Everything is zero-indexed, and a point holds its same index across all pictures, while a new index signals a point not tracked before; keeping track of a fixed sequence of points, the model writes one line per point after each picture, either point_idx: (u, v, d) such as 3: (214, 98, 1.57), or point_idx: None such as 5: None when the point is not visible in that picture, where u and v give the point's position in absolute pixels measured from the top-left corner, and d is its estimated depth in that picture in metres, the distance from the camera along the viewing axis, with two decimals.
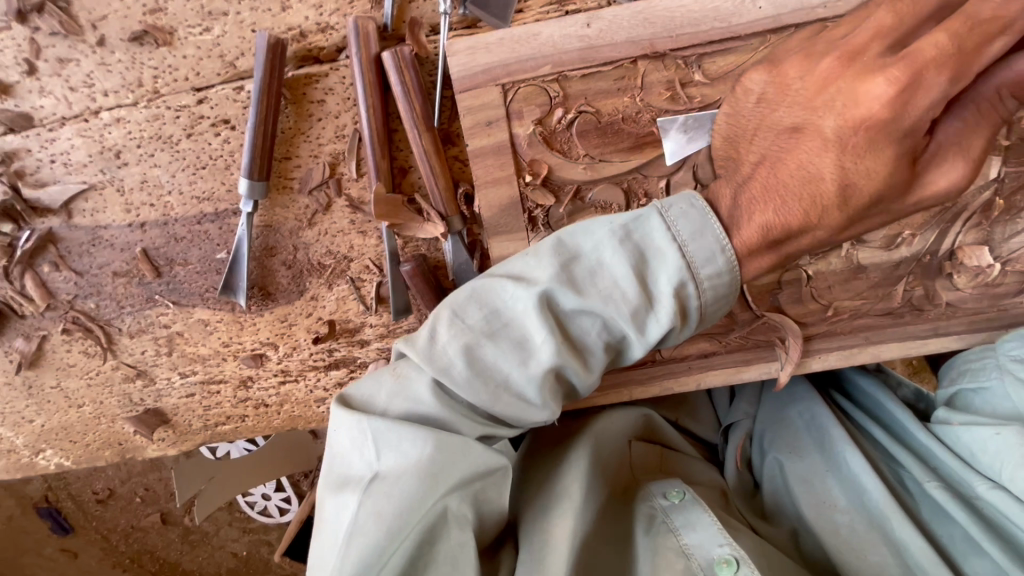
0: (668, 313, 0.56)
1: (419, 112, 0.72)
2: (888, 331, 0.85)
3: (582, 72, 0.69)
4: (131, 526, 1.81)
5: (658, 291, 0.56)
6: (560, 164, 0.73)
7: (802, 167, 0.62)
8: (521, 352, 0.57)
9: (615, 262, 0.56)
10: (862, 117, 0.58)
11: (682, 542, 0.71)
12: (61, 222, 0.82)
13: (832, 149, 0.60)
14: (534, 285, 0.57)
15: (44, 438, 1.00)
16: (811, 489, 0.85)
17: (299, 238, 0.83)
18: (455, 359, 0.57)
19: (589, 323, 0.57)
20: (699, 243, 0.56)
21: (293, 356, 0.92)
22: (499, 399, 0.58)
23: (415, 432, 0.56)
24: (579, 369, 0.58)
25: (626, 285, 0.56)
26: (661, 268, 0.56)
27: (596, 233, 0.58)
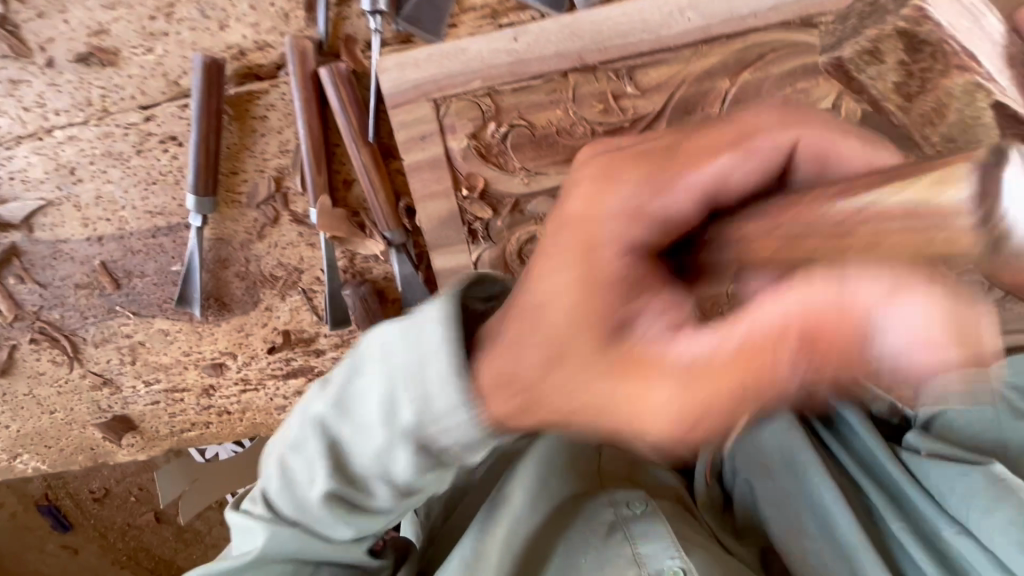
0: (450, 442, 0.45)
1: (355, 128, 0.73)
2: None
3: (512, 86, 0.69)
4: (127, 524, 1.87)
5: (434, 417, 0.44)
6: (496, 177, 0.73)
7: (553, 337, 0.40)
8: (307, 472, 0.49)
9: (385, 381, 0.44)
10: (654, 238, 0.42)
11: (634, 550, 0.62)
12: (23, 236, 0.85)
13: (613, 298, 0.40)
14: (312, 411, 0.49)
15: (20, 443, 1.03)
16: (782, 513, 0.67)
17: (251, 251, 0.85)
18: (257, 479, 0.54)
19: (371, 458, 0.48)
20: (404, 360, 0.43)
21: (252, 365, 0.94)
22: (300, 517, 0.51)
23: (235, 531, 0.55)
24: (369, 491, 0.50)
25: (400, 409, 0.44)
26: (433, 394, 0.42)
27: (372, 346, 0.46)
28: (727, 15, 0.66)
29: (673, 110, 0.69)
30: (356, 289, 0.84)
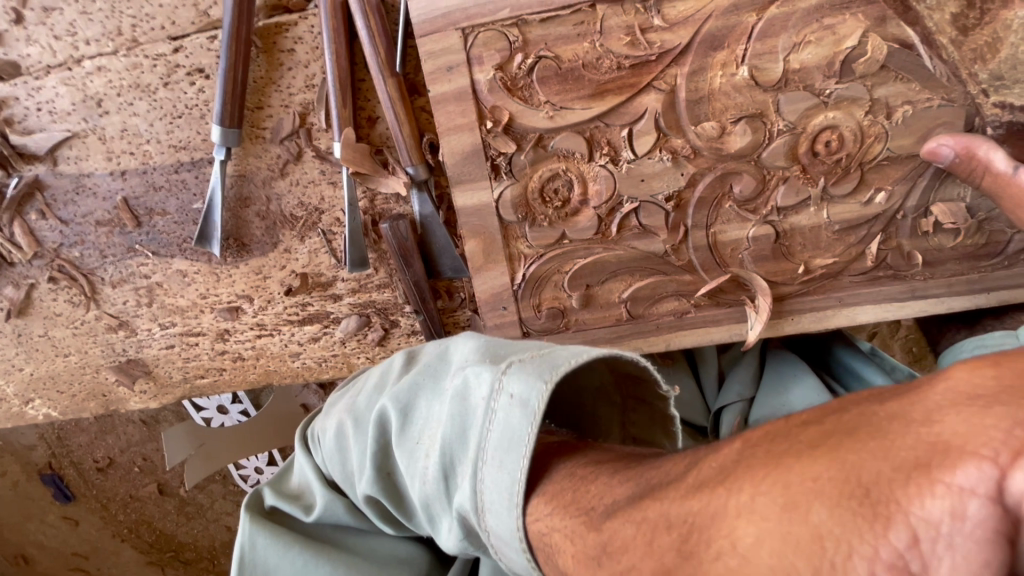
0: (506, 533, 0.42)
1: (383, 58, 0.73)
2: (863, 293, 0.83)
3: (541, 16, 0.69)
4: (130, 496, 1.86)
5: (509, 497, 0.42)
6: (521, 111, 0.73)
7: (741, 537, 0.28)
8: (360, 462, 0.54)
9: (455, 428, 0.47)
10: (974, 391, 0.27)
11: None
12: (47, 169, 0.86)
13: (884, 471, 0.26)
14: (438, 386, 0.52)
15: (33, 388, 1.03)
16: None
17: (272, 189, 0.85)
18: (354, 418, 0.57)
19: (436, 483, 0.47)
20: (511, 425, 0.43)
21: (268, 310, 0.94)
22: (344, 487, 0.58)
23: (324, 454, 0.59)
24: (401, 514, 0.53)
25: (485, 460, 0.44)
26: (492, 482, 0.43)
27: (503, 371, 0.46)
28: None
29: (699, 44, 0.70)
30: (395, 223, 0.82)
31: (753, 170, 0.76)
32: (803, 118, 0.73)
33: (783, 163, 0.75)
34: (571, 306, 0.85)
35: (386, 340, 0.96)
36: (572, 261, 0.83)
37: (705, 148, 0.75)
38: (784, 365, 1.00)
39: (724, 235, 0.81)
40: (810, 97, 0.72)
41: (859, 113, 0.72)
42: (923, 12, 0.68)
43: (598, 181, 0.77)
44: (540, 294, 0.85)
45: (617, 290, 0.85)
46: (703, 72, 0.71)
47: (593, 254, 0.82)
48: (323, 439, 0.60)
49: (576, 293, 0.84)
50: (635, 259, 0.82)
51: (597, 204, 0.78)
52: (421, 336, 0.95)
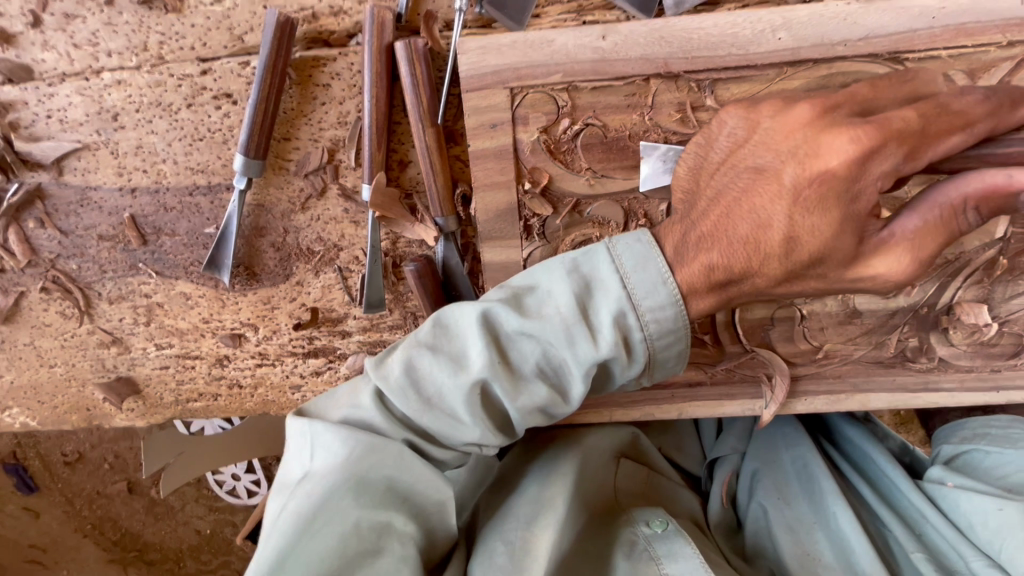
0: (647, 326, 0.60)
1: (425, 107, 0.71)
2: (878, 380, 0.83)
3: (593, 84, 0.67)
4: (96, 493, 1.80)
5: (640, 304, 0.60)
6: (561, 175, 0.72)
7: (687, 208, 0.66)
8: (473, 354, 0.61)
9: (579, 287, 0.61)
10: (788, 146, 0.60)
11: (663, 571, 0.74)
12: (50, 178, 0.81)
13: (756, 201, 0.61)
14: (529, 290, 0.63)
15: (12, 395, 0.99)
16: (794, 537, 0.86)
17: (291, 221, 0.82)
18: (440, 342, 0.63)
19: (574, 328, 0.60)
20: (640, 276, 0.60)
21: (272, 340, 0.91)
22: (430, 402, 0.62)
23: (400, 391, 0.62)
24: (520, 384, 0.62)
25: (617, 290, 0.60)
26: (638, 287, 0.60)
27: (594, 248, 0.62)
28: (820, 38, 0.65)
29: None
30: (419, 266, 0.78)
31: None
32: None
33: None
34: None
35: None
36: None
37: None
38: (777, 421, 1.02)
39: (749, 313, 0.80)
40: None
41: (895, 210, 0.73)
42: None
43: None
44: None
45: None
46: None
47: None
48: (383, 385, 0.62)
49: None
50: None
51: None
52: None
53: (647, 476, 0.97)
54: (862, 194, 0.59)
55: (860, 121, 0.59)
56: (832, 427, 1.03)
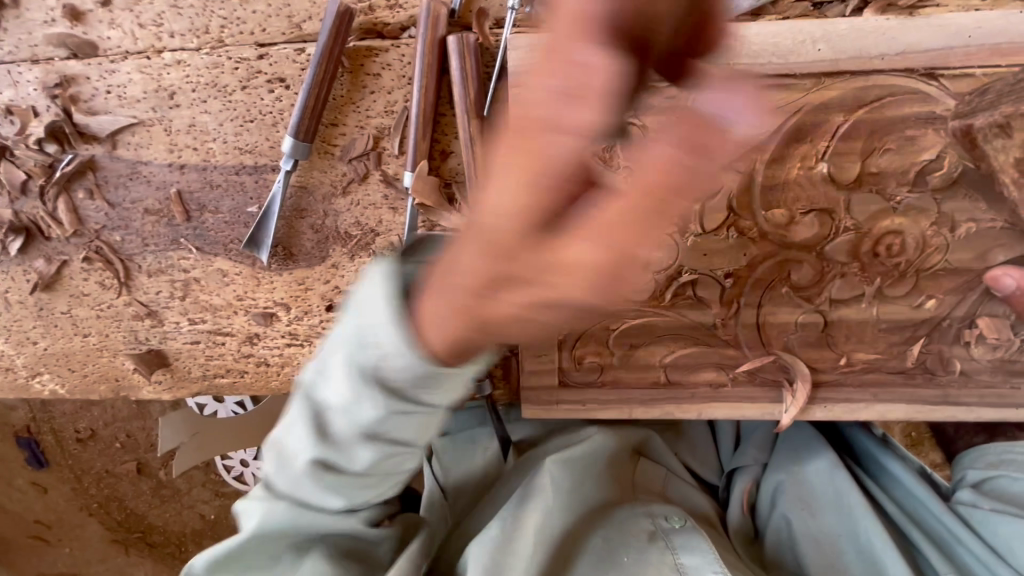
0: (429, 393, 0.57)
1: (471, 99, 0.74)
2: (898, 391, 0.84)
3: (636, 85, 0.70)
4: (105, 471, 1.82)
5: (413, 374, 0.55)
6: (599, 172, 0.74)
7: (476, 274, 0.46)
8: (300, 439, 0.64)
9: (354, 362, 0.57)
10: (544, 183, 0.40)
11: (679, 561, 0.83)
12: (104, 151, 0.84)
13: (542, 271, 0.43)
14: (318, 367, 0.62)
15: (44, 362, 1.01)
16: (819, 546, 0.92)
17: (331, 205, 0.85)
18: (285, 425, 0.66)
19: (363, 409, 0.59)
20: (399, 338, 0.54)
21: (303, 320, 0.93)
22: (336, 470, 0.66)
23: (279, 463, 0.67)
24: (347, 456, 0.64)
25: (395, 366, 0.55)
26: (399, 355, 0.54)
27: (362, 297, 0.56)
28: (859, 51, 0.67)
29: (784, 135, 0.71)
30: None
31: (814, 260, 0.77)
32: (870, 220, 0.75)
33: (844, 258, 0.77)
34: (610, 363, 0.86)
35: None
36: (622, 320, 0.83)
37: (771, 233, 0.76)
38: (798, 430, 1.02)
39: (773, 317, 0.81)
40: (881, 201, 0.74)
41: (926, 223, 0.74)
42: None
43: (662, 249, 0.78)
44: (582, 348, 0.86)
45: (658, 354, 0.85)
46: (782, 162, 0.73)
47: (643, 316, 0.83)
48: (286, 446, 0.66)
49: (619, 350, 0.86)
50: (683, 327, 0.83)
51: (657, 269, 0.79)
52: None
53: (664, 478, 1.01)
54: (624, 271, 0.42)
55: (664, 143, 0.37)
56: (856, 441, 1.02)
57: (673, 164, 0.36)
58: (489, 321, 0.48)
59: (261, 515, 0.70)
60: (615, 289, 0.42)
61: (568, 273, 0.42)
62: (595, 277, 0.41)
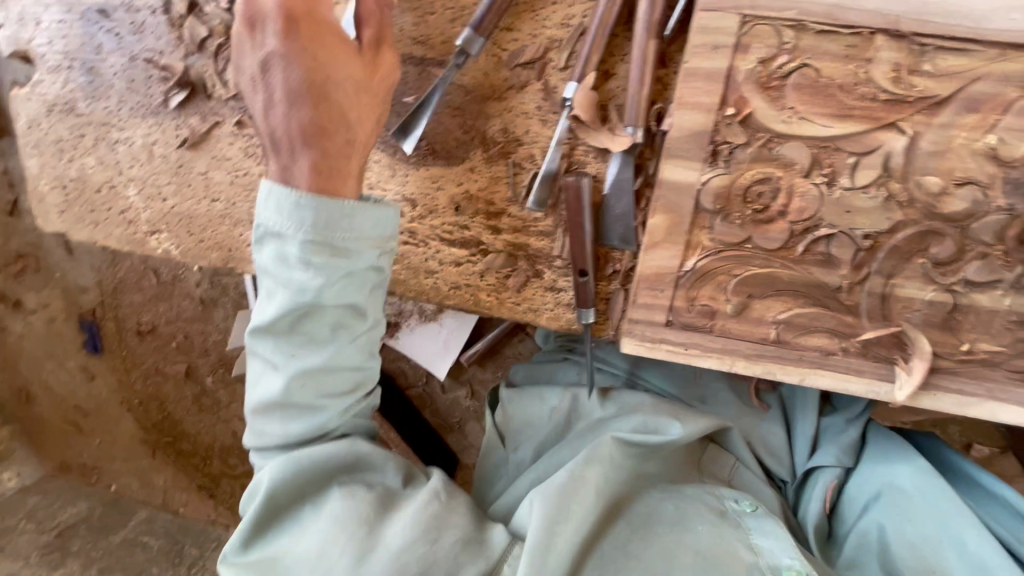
0: (291, 224, 0.75)
1: (654, 19, 0.76)
2: (1014, 390, 0.83)
3: (820, 28, 0.72)
4: (155, 369, 1.86)
5: (323, 223, 0.75)
6: (763, 109, 0.76)
7: (351, 117, 0.81)
8: (299, 314, 0.78)
9: (291, 241, 0.75)
10: (343, 77, 0.79)
11: (752, 540, 0.82)
12: None
13: (347, 118, 0.81)
14: (292, 255, 0.75)
15: (167, 220, 1.05)
16: (917, 555, 0.88)
17: (485, 108, 0.89)
18: (277, 322, 0.78)
19: (304, 266, 0.75)
20: (275, 208, 0.75)
21: (425, 220, 0.96)
22: (320, 308, 0.78)
23: (280, 361, 0.80)
24: (349, 313, 0.79)
25: (298, 224, 0.75)
26: (272, 216, 0.76)
27: (269, 199, 0.76)
28: None
29: (957, 101, 0.72)
30: (579, 179, 0.85)
31: (957, 236, 0.77)
32: None
33: (989, 239, 0.76)
34: (724, 310, 0.87)
35: (524, 286, 0.96)
36: (746, 267, 0.84)
37: (919, 201, 0.77)
38: (884, 438, 1.01)
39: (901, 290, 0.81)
40: None
41: None
42: None
43: (804, 198, 0.79)
44: (699, 289, 0.86)
45: (774, 310, 0.86)
46: (949, 128, 0.73)
47: (770, 266, 0.83)
48: (272, 318, 0.78)
49: (736, 299, 0.86)
50: (807, 284, 0.83)
51: (795, 219, 0.80)
52: (559, 294, 0.96)
53: (733, 467, 1.03)
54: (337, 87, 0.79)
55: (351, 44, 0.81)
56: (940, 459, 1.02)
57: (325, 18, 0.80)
58: (352, 136, 0.82)
59: (296, 376, 0.79)
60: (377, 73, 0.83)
61: (376, 88, 0.83)
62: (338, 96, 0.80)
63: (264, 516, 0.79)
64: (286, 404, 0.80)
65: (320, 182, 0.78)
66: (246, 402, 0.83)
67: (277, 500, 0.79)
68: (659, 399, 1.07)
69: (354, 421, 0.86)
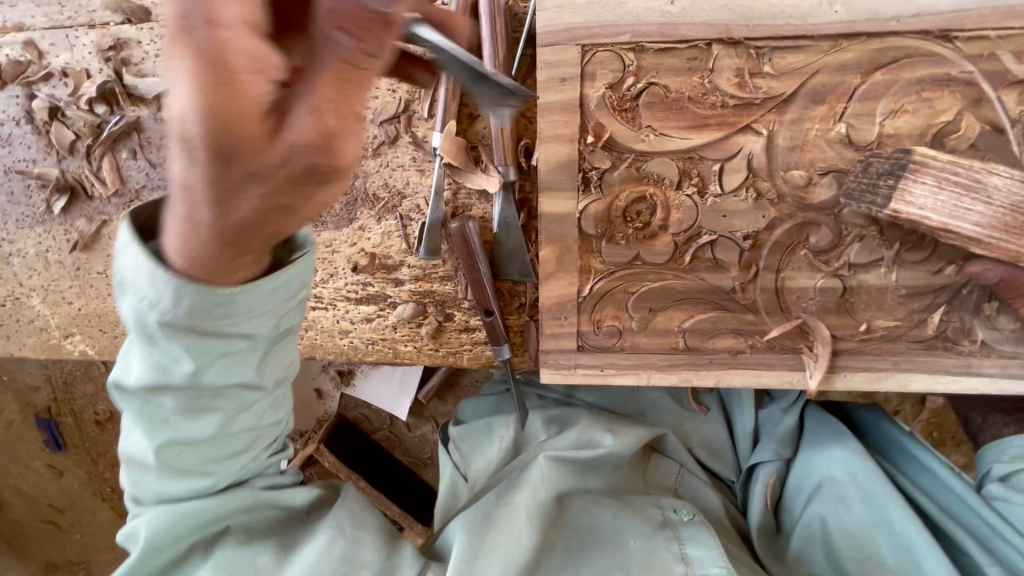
0: (162, 303, 0.50)
1: (500, 60, 0.77)
2: (918, 360, 0.84)
3: (657, 46, 0.73)
4: (121, 455, 1.83)
5: (202, 305, 0.51)
6: (621, 131, 0.76)
7: (280, 229, 0.49)
8: (191, 391, 0.58)
9: (151, 318, 0.51)
10: (249, 173, 0.42)
11: (684, 550, 0.86)
12: (149, 113, 0.89)
13: (260, 221, 0.46)
14: (158, 331, 0.52)
15: (77, 323, 1.04)
16: (853, 543, 0.92)
17: (362, 167, 0.90)
18: (160, 392, 0.58)
19: (184, 356, 0.54)
20: (135, 270, 0.50)
21: (328, 284, 0.96)
22: (205, 389, 0.58)
23: (163, 432, 0.61)
24: (251, 385, 0.61)
25: (167, 296, 0.50)
26: (131, 279, 0.50)
27: (126, 253, 0.50)
28: (875, 12, 0.70)
29: (803, 96, 0.73)
30: (464, 224, 0.86)
31: (832, 223, 0.79)
32: None
33: (862, 222, 0.78)
34: (629, 328, 0.87)
35: (438, 333, 0.96)
36: (642, 283, 0.85)
37: (789, 195, 0.78)
38: (821, 425, 1.03)
39: (792, 281, 0.82)
40: None
41: None
42: (1018, 101, 0.71)
43: (680, 210, 0.80)
44: (602, 310, 0.87)
45: (677, 319, 0.86)
46: (801, 123, 0.74)
47: (663, 280, 0.84)
48: (141, 389, 0.57)
49: (638, 315, 0.87)
50: (703, 290, 0.84)
51: (676, 231, 0.81)
52: (473, 334, 0.96)
53: (678, 474, 1.07)
54: (276, 199, 0.45)
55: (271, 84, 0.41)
56: (878, 433, 1.05)
57: (286, 76, 0.42)
58: (288, 223, 0.48)
59: (169, 443, 0.62)
60: (337, 160, 0.43)
61: (318, 199, 0.47)
62: (255, 195, 0.44)
63: (143, 570, 0.70)
64: (164, 469, 0.64)
65: (197, 271, 0.49)
66: (119, 449, 0.65)
67: (155, 551, 0.68)
68: (595, 414, 1.09)
69: (258, 465, 0.73)
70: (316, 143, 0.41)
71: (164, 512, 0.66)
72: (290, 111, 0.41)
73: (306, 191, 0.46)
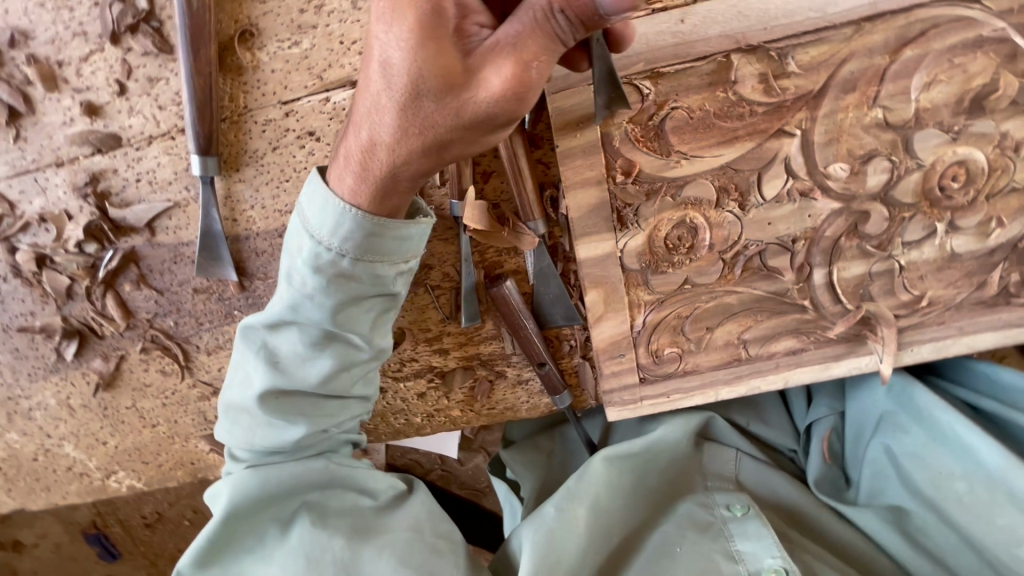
0: (326, 238, 0.64)
1: None
2: (983, 320, 0.82)
3: (673, 68, 0.69)
4: (178, 550, 1.80)
5: (350, 260, 0.65)
6: (649, 162, 0.72)
7: (420, 136, 0.57)
8: (316, 329, 0.70)
9: (313, 223, 0.65)
10: (436, 80, 0.54)
11: (735, 548, 0.77)
12: (143, 240, 0.83)
13: (430, 114, 0.55)
14: (307, 249, 0.65)
15: (117, 460, 0.99)
16: (919, 464, 0.83)
17: None
18: (287, 256, 0.68)
19: (314, 284, 0.66)
20: (309, 209, 0.65)
21: None
22: (328, 331, 0.70)
23: (288, 368, 0.72)
24: (359, 349, 0.73)
25: (325, 238, 0.64)
26: (309, 210, 0.65)
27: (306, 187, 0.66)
28: None
29: (833, 88, 0.69)
30: (499, 286, 0.83)
31: (881, 207, 0.75)
32: (932, 155, 0.72)
33: (910, 200, 0.75)
34: (688, 349, 0.85)
35: (492, 392, 0.93)
36: (695, 305, 0.82)
37: (832, 189, 0.74)
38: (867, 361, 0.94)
39: (846, 272, 0.80)
40: (941, 133, 0.71)
41: (987, 147, 0.72)
42: None
43: (723, 227, 0.76)
44: (658, 339, 0.84)
45: (735, 331, 0.84)
46: (835, 114, 0.70)
47: (716, 297, 0.81)
48: (278, 313, 0.70)
49: (695, 336, 0.84)
50: (758, 299, 0.81)
51: (722, 248, 0.78)
52: (528, 385, 0.93)
53: (736, 460, 0.92)
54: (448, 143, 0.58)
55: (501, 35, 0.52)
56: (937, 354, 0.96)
57: None
58: (447, 155, 0.59)
59: (275, 386, 0.72)
60: (520, 108, 0.55)
61: (468, 118, 0.55)
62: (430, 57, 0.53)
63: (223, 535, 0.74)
64: (263, 413, 0.72)
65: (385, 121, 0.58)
66: (223, 397, 0.76)
67: (247, 510, 0.73)
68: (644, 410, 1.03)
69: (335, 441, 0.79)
70: (501, 98, 0.53)
71: (250, 474, 0.73)
72: (483, 64, 0.53)
73: (476, 136, 0.58)
